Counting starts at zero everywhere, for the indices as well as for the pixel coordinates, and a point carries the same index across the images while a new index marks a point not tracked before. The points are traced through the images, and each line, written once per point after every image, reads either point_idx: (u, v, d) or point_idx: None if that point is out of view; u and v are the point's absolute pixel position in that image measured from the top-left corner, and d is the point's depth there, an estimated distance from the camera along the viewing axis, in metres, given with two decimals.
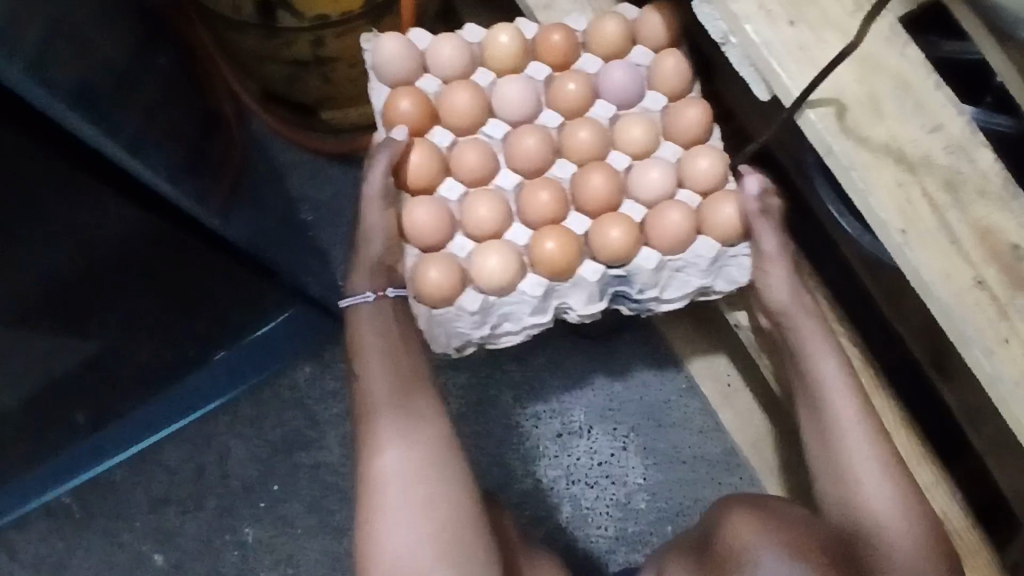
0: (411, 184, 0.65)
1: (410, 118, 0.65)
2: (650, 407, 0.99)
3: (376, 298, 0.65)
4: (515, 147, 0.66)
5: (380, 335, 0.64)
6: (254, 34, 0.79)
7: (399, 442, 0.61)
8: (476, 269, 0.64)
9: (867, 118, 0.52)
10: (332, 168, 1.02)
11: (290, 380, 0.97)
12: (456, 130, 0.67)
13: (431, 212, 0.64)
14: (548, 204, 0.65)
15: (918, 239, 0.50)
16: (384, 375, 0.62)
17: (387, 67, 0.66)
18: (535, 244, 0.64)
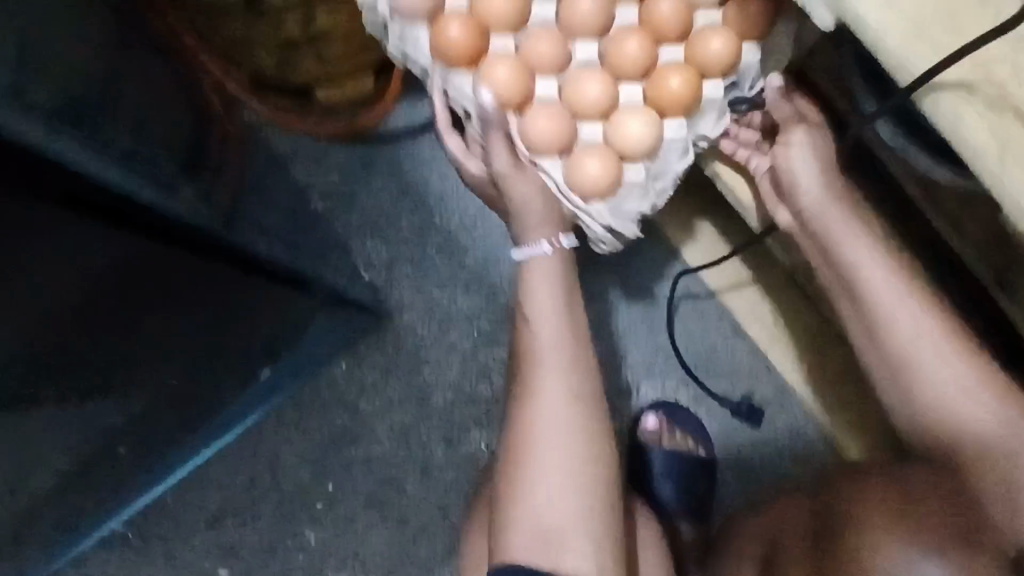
0: (511, 104, 0.61)
1: (463, 37, 0.60)
2: (697, 358, 0.97)
3: (553, 249, 0.64)
4: (574, 15, 0.61)
5: (551, 293, 0.64)
6: (243, 17, 0.73)
7: (565, 396, 0.62)
8: (618, 141, 0.61)
9: (947, 38, 0.46)
10: (336, 150, 0.96)
11: (327, 378, 0.94)
12: (512, 31, 0.62)
13: (546, 116, 0.61)
14: (640, 51, 0.61)
15: (1017, 166, 0.46)
16: (556, 321, 0.64)
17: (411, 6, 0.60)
18: (656, 91, 0.61)
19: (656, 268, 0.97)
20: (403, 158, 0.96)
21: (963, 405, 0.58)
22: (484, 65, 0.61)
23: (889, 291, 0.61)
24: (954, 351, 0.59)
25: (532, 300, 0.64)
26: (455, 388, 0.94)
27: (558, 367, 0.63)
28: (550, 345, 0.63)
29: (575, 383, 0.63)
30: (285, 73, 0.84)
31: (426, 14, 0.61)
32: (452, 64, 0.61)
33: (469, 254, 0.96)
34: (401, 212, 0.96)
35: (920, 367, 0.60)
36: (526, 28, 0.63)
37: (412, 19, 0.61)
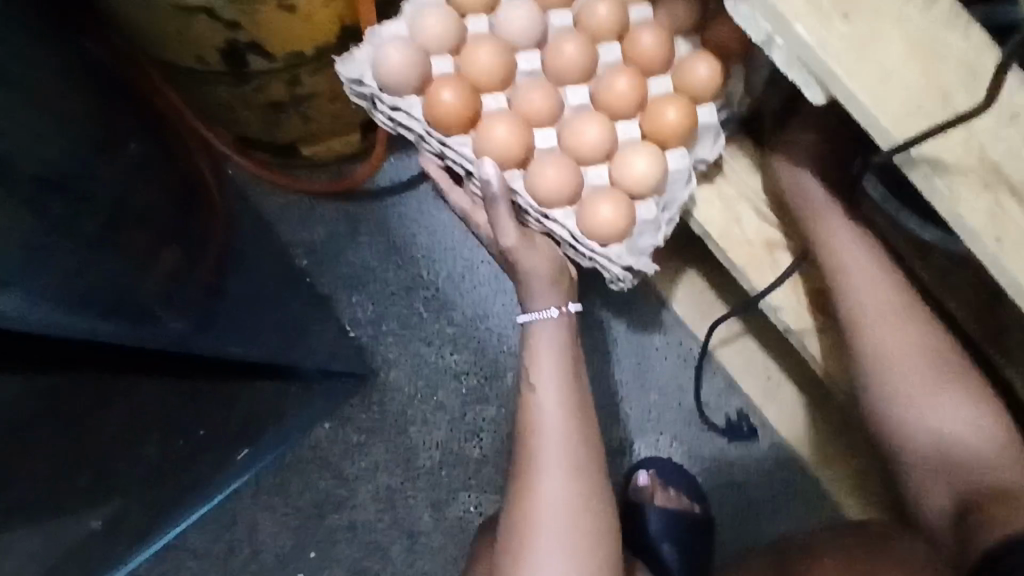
0: (516, 160, 0.58)
1: (455, 106, 0.57)
2: (691, 413, 0.95)
3: (559, 315, 0.61)
4: (561, 63, 0.59)
5: (555, 361, 0.60)
6: (223, 83, 0.70)
7: (564, 473, 0.57)
8: (628, 178, 0.58)
9: (943, 115, 0.46)
10: (321, 206, 0.95)
11: (311, 441, 0.91)
12: (502, 86, 0.60)
13: (554, 167, 0.57)
14: (632, 89, 0.59)
15: (1016, 248, 0.45)
16: (559, 396, 0.59)
17: (395, 81, 0.57)
18: (653, 126, 0.59)
19: (647, 324, 0.96)
20: (390, 213, 0.95)
21: (942, 407, 0.65)
22: (483, 124, 0.58)
23: (872, 274, 0.67)
24: (929, 363, 0.66)
25: (535, 368, 0.60)
26: (443, 449, 0.91)
27: (564, 440, 0.58)
28: (555, 417, 0.58)
29: (580, 458, 0.58)
30: (270, 131, 0.82)
31: (414, 83, 0.58)
32: (451, 129, 0.58)
33: (457, 309, 0.94)
34: (388, 266, 0.94)
35: (905, 384, 0.66)
36: (514, 83, 0.60)
37: (400, 89, 0.58)
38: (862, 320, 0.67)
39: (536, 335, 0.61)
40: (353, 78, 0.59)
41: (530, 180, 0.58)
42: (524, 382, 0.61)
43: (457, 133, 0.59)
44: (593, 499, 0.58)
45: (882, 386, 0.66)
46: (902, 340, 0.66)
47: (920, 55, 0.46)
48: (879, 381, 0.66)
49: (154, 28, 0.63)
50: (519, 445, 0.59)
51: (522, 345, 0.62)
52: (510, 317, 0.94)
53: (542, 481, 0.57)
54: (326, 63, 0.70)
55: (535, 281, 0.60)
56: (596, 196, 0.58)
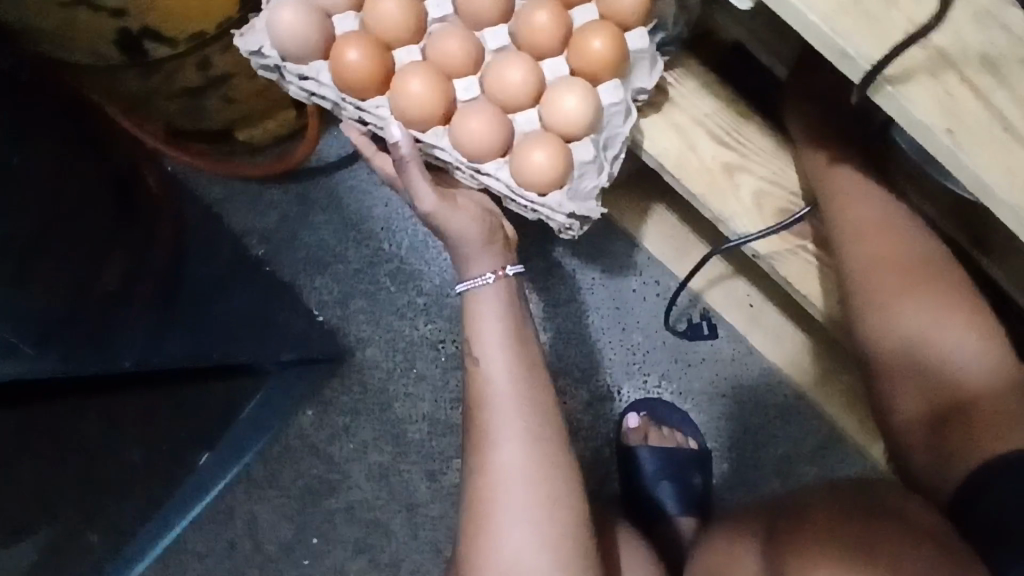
0: (437, 115, 0.55)
1: (365, 66, 0.54)
2: (676, 350, 0.94)
3: (497, 279, 0.58)
4: (474, 4, 0.55)
5: (499, 325, 0.58)
6: (129, 75, 0.66)
7: (517, 438, 0.56)
8: (558, 119, 0.55)
9: (879, 3, 0.42)
10: (270, 189, 0.92)
11: (296, 429, 0.90)
12: (415, 39, 0.56)
13: (478, 117, 0.54)
14: (553, 22, 0.55)
15: (970, 139, 0.42)
16: (504, 361, 0.58)
17: (298, 48, 0.54)
18: (580, 59, 0.55)
19: (621, 266, 0.93)
20: (342, 189, 0.92)
21: (948, 351, 0.60)
22: (398, 81, 0.55)
23: (873, 210, 0.64)
24: (936, 306, 0.61)
25: (477, 336, 0.58)
26: (430, 420, 0.90)
27: (514, 405, 0.57)
28: (502, 382, 0.57)
29: (534, 421, 0.57)
30: (197, 118, 0.78)
31: (320, 48, 0.55)
32: (364, 90, 0.54)
33: (426, 278, 0.91)
34: (347, 244, 0.92)
35: (908, 325, 0.61)
36: (428, 34, 0.57)
37: (306, 57, 0.55)
38: (857, 251, 0.64)
39: (477, 301, 0.59)
40: (253, 50, 0.55)
41: (454, 134, 0.55)
42: (470, 353, 0.59)
43: (374, 94, 0.56)
44: (551, 458, 0.56)
45: (880, 320, 0.63)
46: (905, 274, 0.62)
47: None
48: (877, 315, 0.63)
49: (37, 26, 0.59)
50: (470, 416, 0.58)
51: (464, 314, 0.60)
52: None
53: (495, 447, 0.56)
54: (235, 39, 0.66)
55: (467, 245, 0.57)
56: (525, 144, 0.55)
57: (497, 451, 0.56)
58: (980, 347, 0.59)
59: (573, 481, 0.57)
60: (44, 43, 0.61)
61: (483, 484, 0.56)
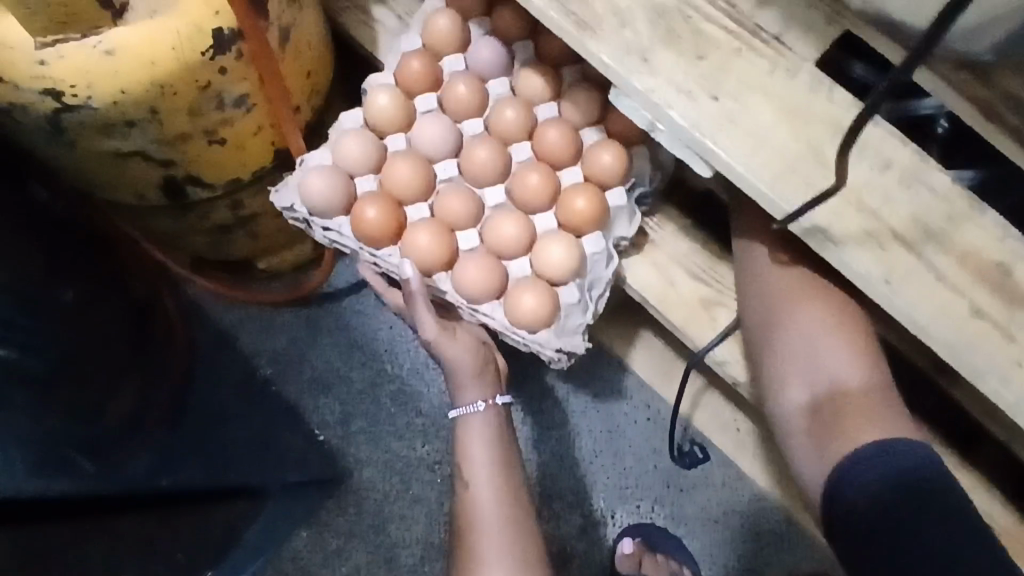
0: (442, 263, 0.62)
1: (380, 222, 0.61)
2: (667, 473, 0.95)
3: (487, 407, 0.63)
4: (476, 169, 0.64)
5: (488, 451, 0.62)
6: (169, 215, 0.74)
7: (504, 560, 0.56)
8: (547, 267, 0.62)
9: (817, 171, 0.49)
10: (281, 313, 0.98)
11: (290, 553, 0.90)
12: (425, 196, 0.64)
13: (477, 265, 0.61)
14: (543, 184, 0.63)
15: (910, 284, 0.48)
16: (492, 483, 0.60)
17: (323, 206, 0.62)
18: (568, 215, 0.63)
19: (612, 390, 0.97)
20: (350, 313, 0.98)
21: (826, 364, 0.62)
22: (408, 233, 0.62)
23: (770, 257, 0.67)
24: (820, 327, 0.63)
25: (467, 460, 0.62)
26: (424, 543, 0.90)
27: (502, 526, 0.58)
28: (490, 505, 0.59)
29: (521, 543, 0.58)
30: (223, 251, 0.86)
31: (341, 205, 0.63)
32: (379, 241, 0.62)
33: (424, 399, 0.95)
34: (352, 365, 0.96)
35: (788, 345, 0.64)
36: (435, 190, 0.65)
37: (329, 212, 0.63)
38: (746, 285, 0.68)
39: (470, 428, 0.62)
40: (286, 206, 0.64)
41: (456, 280, 0.62)
42: (461, 479, 0.62)
43: (388, 243, 0.63)
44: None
45: (764, 344, 0.66)
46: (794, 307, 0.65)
47: (790, 121, 0.50)
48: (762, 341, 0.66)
49: (93, 176, 0.66)
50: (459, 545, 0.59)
51: (456, 441, 0.63)
52: None
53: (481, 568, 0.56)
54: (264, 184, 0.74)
55: (464, 373, 0.62)
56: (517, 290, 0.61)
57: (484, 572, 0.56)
58: (853, 365, 0.62)
59: None
60: (98, 188, 0.69)
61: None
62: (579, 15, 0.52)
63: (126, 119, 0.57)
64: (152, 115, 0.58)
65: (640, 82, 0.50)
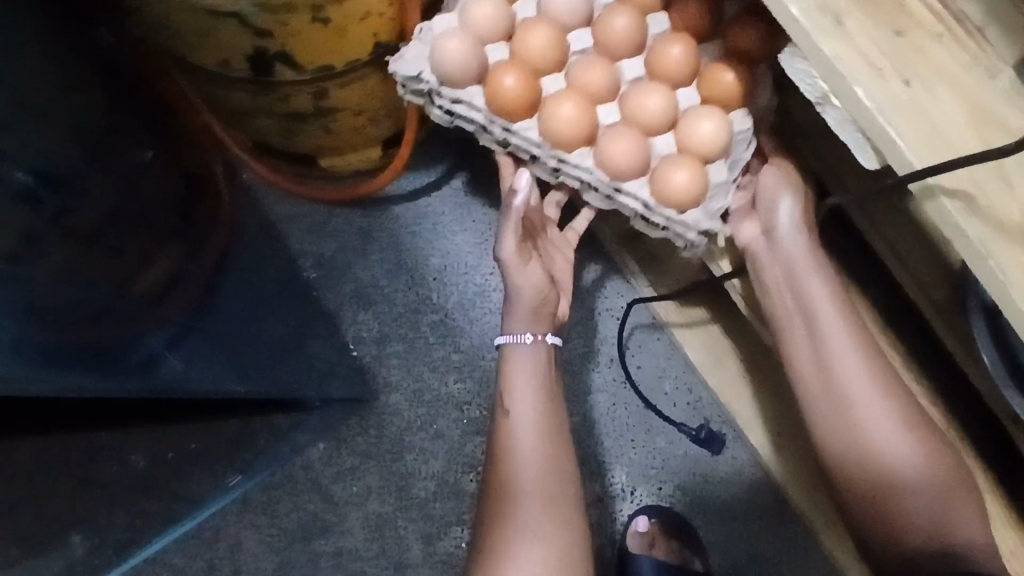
0: (584, 138, 0.60)
1: (521, 90, 0.59)
2: (696, 462, 0.92)
3: (535, 341, 0.61)
4: (615, 39, 0.60)
5: (535, 383, 0.61)
6: (246, 89, 0.68)
7: (541, 497, 0.57)
8: (694, 138, 0.59)
9: (1000, 193, 0.43)
10: (333, 217, 0.93)
11: (303, 461, 0.88)
12: (559, 67, 0.62)
13: (625, 139, 0.59)
14: (686, 55, 0.60)
15: None
16: (530, 420, 0.59)
17: (455, 71, 0.59)
18: (713, 89, 0.60)
19: (659, 368, 0.93)
20: (403, 232, 0.93)
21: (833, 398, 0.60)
22: (549, 104, 0.60)
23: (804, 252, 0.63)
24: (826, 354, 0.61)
25: (508, 391, 0.61)
26: (438, 480, 0.88)
27: (539, 466, 0.58)
28: (529, 438, 0.59)
29: (553, 485, 0.58)
30: (291, 140, 0.80)
31: (473, 72, 0.59)
32: (518, 114, 0.59)
33: (463, 336, 0.91)
34: (396, 286, 0.92)
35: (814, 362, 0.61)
36: (571, 62, 0.62)
37: (460, 81, 0.59)
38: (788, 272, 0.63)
39: (513, 357, 0.61)
40: (411, 74, 0.60)
41: (600, 156, 0.60)
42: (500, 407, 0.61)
43: (523, 117, 0.60)
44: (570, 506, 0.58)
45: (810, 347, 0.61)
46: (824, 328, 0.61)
47: (979, 126, 0.43)
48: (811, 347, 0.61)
49: (176, 32, 0.61)
50: (492, 467, 0.59)
51: (499, 368, 0.62)
52: None
53: (517, 501, 0.57)
54: (354, 78, 0.68)
55: (519, 305, 0.61)
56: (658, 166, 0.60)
57: (519, 506, 0.57)
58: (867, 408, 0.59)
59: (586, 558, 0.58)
60: (177, 45, 0.64)
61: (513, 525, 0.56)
62: None
63: None
64: None
65: (827, 45, 0.44)
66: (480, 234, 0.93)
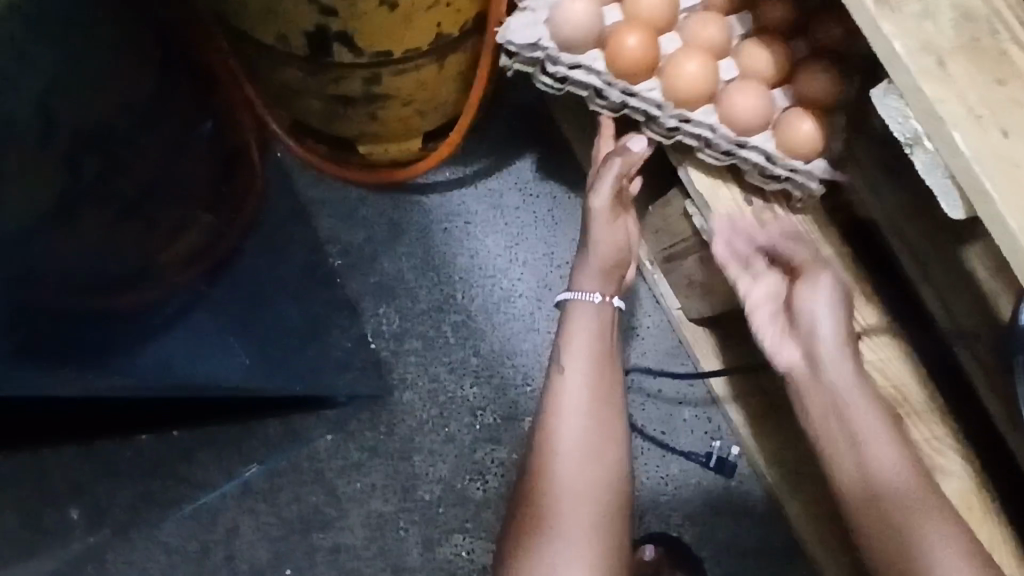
0: (708, 95, 0.62)
1: (645, 48, 0.61)
2: (708, 493, 0.90)
3: (602, 301, 0.66)
4: None
5: (588, 338, 0.65)
6: (298, 67, 0.66)
7: (586, 449, 0.61)
8: (809, 88, 0.62)
9: None
10: (365, 206, 0.91)
11: (309, 451, 0.86)
12: (671, 29, 0.65)
13: (747, 94, 0.61)
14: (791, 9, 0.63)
15: None
16: (583, 374, 0.63)
17: (579, 32, 0.61)
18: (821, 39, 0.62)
19: (679, 394, 0.91)
20: (434, 228, 0.91)
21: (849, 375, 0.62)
22: (671, 64, 0.62)
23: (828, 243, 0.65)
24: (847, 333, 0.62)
25: (566, 342, 0.65)
26: (445, 485, 0.86)
27: (586, 417, 0.62)
28: (579, 391, 0.63)
29: (600, 437, 0.62)
30: (334, 124, 0.78)
31: (596, 35, 0.62)
32: (641, 74, 0.62)
33: (485, 341, 0.89)
34: (422, 282, 0.90)
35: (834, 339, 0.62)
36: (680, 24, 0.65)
37: (582, 43, 0.62)
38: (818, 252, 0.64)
39: (576, 309, 0.66)
40: (531, 41, 0.63)
41: (723, 112, 0.62)
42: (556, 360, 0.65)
43: (645, 78, 0.63)
44: (609, 471, 0.61)
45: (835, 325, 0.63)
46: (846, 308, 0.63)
47: None
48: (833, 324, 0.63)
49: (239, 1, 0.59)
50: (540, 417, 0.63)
51: (562, 320, 0.66)
52: (539, 359, 0.89)
53: (560, 449, 0.61)
54: (411, 67, 0.66)
55: (595, 259, 0.66)
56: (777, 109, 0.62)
57: (559, 451, 0.61)
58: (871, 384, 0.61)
59: (621, 512, 0.61)
60: (234, 14, 0.62)
61: (545, 500, 0.60)
62: None
63: None
64: None
65: (928, 86, 0.42)
66: (512, 238, 0.91)
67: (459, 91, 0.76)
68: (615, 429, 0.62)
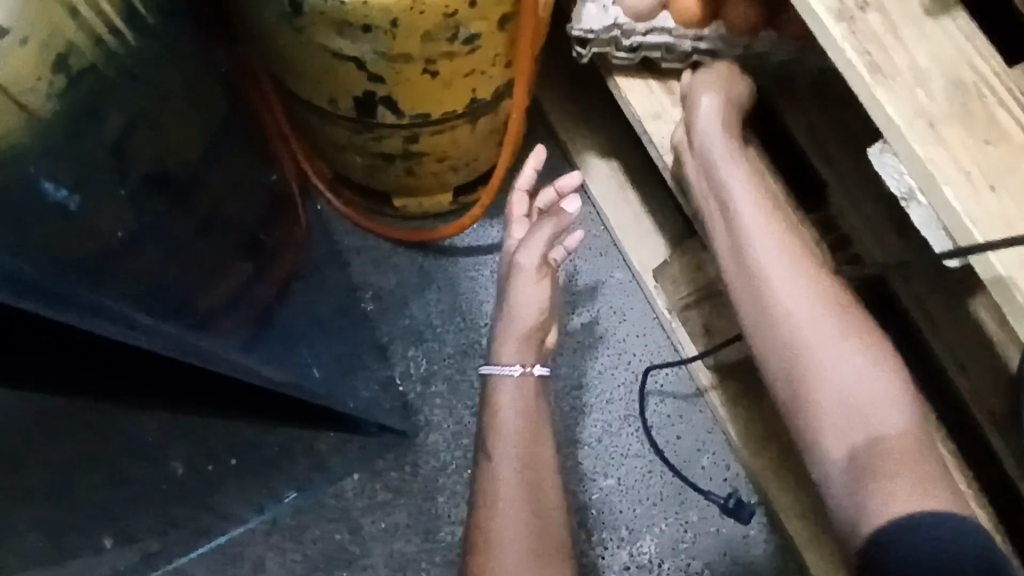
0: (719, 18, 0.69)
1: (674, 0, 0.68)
2: (728, 542, 0.90)
3: (522, 371, 0.70)
4: None
5: (516, 418, 0.67)
6: (345, 127, 0.73)
7: (516, 534, 0.60)
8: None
9: None
10: (396, 254, 0.97)
11: (337, 489, 0.88)
12: None
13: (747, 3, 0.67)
14: None
15: None
16: (514, 465, 0.65)
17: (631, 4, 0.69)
18: None
19: (698, 440, 0.92)
20: (462, 276, 0.96)
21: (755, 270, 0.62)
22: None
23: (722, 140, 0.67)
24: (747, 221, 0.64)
25: (494, 424, 0.67)
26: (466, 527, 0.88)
27: (522, 505, 0.62)
28: (511, 475, 0.64)
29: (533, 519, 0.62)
30: (372, 178, 0.84)
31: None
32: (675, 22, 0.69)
33: None
34: (449, 327, 0.94)
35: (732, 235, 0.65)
36: None
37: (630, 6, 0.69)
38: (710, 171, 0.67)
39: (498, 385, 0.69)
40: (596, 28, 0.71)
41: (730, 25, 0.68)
42: (485, 447, 0.67)
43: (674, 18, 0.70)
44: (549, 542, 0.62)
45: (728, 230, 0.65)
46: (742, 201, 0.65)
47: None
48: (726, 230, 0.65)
49: (297, 68, 0.66)
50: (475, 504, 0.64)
51: (485, 399, 0.69)
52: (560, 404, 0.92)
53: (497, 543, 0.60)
54: (447, 128, 0.73)
55: (518, 324, 0.71)
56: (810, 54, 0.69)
57: (496, 540, 0.60)
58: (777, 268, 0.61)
59: None
60: (290, 79, 0.69)
61: None
62: (872, 57, 0.49)
63: (365, 22, 0.57)
64: (390, 25, 0.57)
65: (921, 147, 0.47)
66: None
67: (491, 149, 0.82)
68: (552, 498, 0.66)
